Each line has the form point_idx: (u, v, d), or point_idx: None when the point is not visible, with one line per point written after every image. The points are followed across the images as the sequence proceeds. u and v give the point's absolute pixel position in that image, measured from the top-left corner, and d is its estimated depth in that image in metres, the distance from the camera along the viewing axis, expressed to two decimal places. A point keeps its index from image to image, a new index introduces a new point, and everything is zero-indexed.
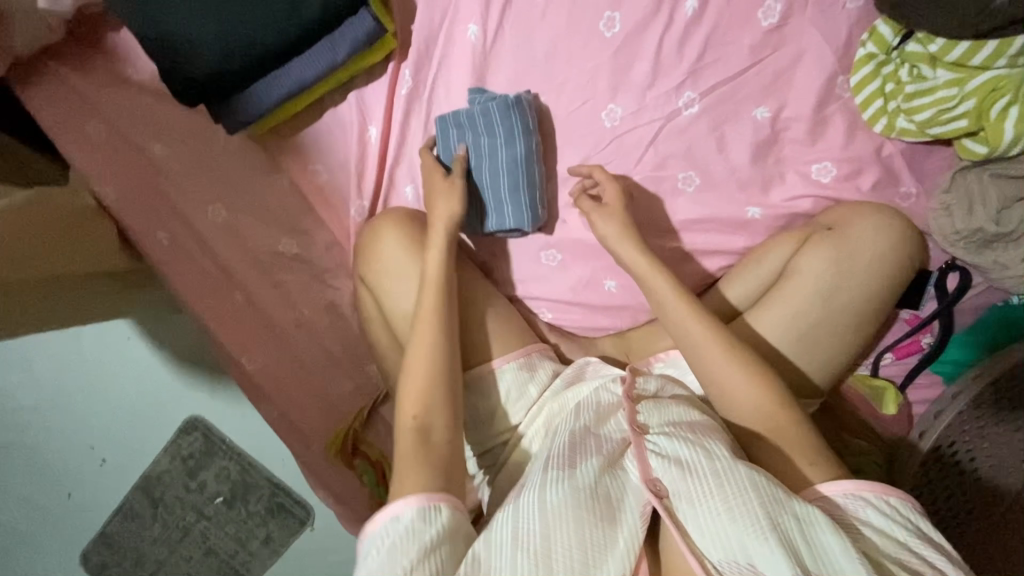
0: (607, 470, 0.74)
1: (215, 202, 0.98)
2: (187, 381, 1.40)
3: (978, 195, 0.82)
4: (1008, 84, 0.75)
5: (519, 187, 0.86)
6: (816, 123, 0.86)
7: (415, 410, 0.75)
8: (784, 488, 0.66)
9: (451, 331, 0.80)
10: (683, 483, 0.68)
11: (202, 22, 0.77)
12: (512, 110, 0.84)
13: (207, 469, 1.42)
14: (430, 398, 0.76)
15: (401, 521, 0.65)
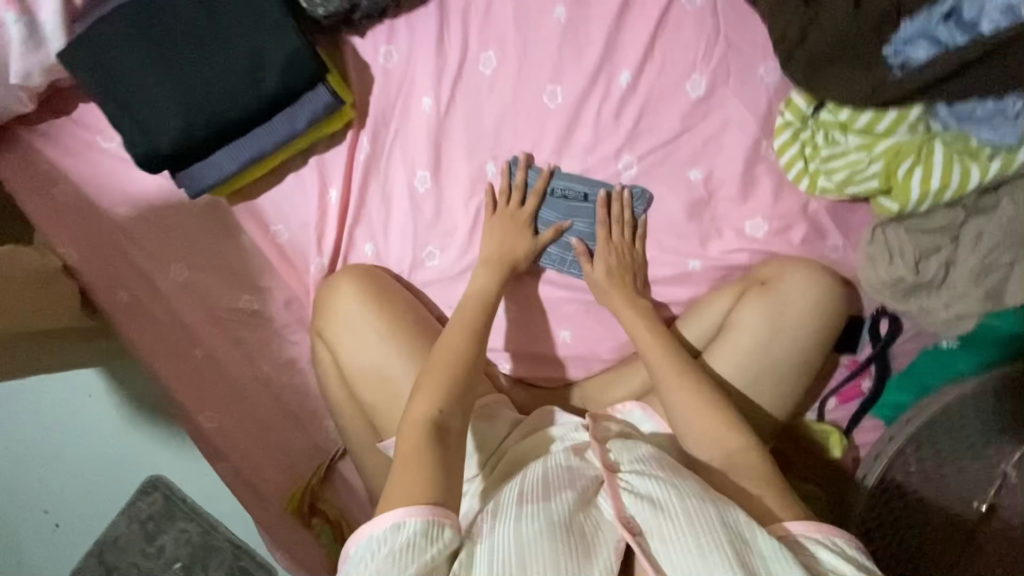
0: (581, 507, 0.70)
1: (177, 261, 1.00)
2: (134, 444, 1.32)
3: (899, 248, 0.88)
4: (910, 148, 0.83)
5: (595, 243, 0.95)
6: (745, 183, 0.92)
7: (436, 403, 0.75)
8: (752, 526, 0.64)
9: (481, 347, 0.83)
10: (654, 520, 0.65)
11: (168, 101, 0.82)
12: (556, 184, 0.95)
13: (166, 532, 1.37)
14: (451, 395, 0.77)
15: (404, 530, 0.63)
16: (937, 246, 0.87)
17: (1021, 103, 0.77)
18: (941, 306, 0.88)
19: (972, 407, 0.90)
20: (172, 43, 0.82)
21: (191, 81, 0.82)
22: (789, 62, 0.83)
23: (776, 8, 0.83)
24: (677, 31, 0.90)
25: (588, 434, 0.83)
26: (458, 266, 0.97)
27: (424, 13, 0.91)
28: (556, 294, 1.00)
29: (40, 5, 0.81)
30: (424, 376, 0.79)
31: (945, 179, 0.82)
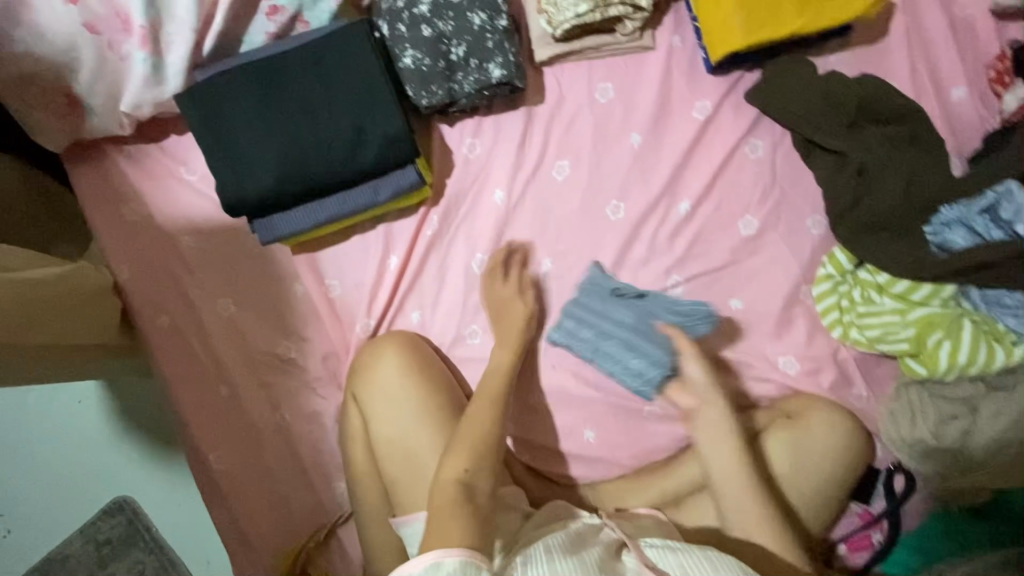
0: (607, 561, 0.74)
1: (225, 296, 1.02)
2: (116, 462, 1.26)
3: (922, 412, 0.92)
4: (941, 321, 0.89)
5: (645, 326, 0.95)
6: (782, 322, 0.97)
7: (465, 463, 0.78)
8: None
9: (505, 411, 0.88)
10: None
11: (267, 155, 0.87)
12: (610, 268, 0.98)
13: (120, 561, 1.25)
14: (480, 455, 0.80)
15: (442, 569, 0.63)
16: (959, 415, 0.91)
17: None
18: (960, 475, 0.90)
19: None
20: (281, 104, 0.88)
21: (293, 142, 0.87)
22: (838, 222, 0.91)
23: (830, 174, 0.92)
24: (738, 173, 0.98)
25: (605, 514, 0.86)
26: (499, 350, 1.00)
27: (511, 116, 0.99)
28: (587, 393, 1.02)
29: (169, 48, 0.86)
30: (456, 438, 0.82)
31: (971, 356, 0.87)
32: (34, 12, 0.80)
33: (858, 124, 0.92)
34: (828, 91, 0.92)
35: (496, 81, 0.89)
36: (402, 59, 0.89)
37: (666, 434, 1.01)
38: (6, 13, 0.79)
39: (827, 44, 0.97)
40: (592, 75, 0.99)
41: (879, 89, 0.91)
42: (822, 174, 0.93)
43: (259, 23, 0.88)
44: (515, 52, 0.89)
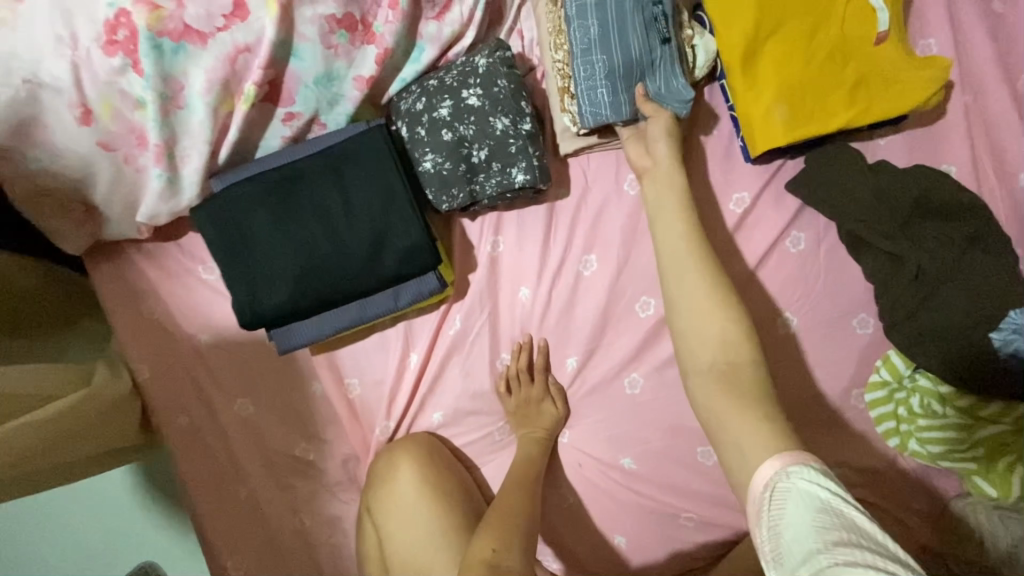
0: None
1: (243, 396, 0.99)
2: None
3: (987, 537, 0.82)
4: (1014, 443, 0.83)
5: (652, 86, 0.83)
6: (828, 428, 0.91)
7: (493, 543, 0.82)
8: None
9: (534, 490, 0.90)
10: None
11: (283, 266, 0.84)
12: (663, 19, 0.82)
13: None
14: (507, 534, 0.83)
15: None
16: None
17: None
18: None
19: None
20: (298, 212, 0.85)
21: (310, 253, 0.84)
22: (892, 329, 0.85)
23: (884, 275, 0.85)
24: (778, 268, 0.91)
25: None
26: (523, 456, 0.95)
27: (533, 211, 0.95)
28: (617, 497, 0.96)
29: (185, 160, 0.83)
30: (486, 516, 0.87)
31: None
32: (48, 134, 0.79)
33: (915, 221, 0.85)
34: (878, 187, 0.85)
35: (520, 185, 0.84)
36: (423, 163, 0.86)
37: (702, 543, 0.96)
38: (20, 137, 0.78)
39: (875, 133, 0.90)
40: (619, 166, 0.94)
41: (934, 185, 0.84)
42: (875, 273, 0.86)
43: (275, 127, 0.86)
44: (540, 155, 0.84)
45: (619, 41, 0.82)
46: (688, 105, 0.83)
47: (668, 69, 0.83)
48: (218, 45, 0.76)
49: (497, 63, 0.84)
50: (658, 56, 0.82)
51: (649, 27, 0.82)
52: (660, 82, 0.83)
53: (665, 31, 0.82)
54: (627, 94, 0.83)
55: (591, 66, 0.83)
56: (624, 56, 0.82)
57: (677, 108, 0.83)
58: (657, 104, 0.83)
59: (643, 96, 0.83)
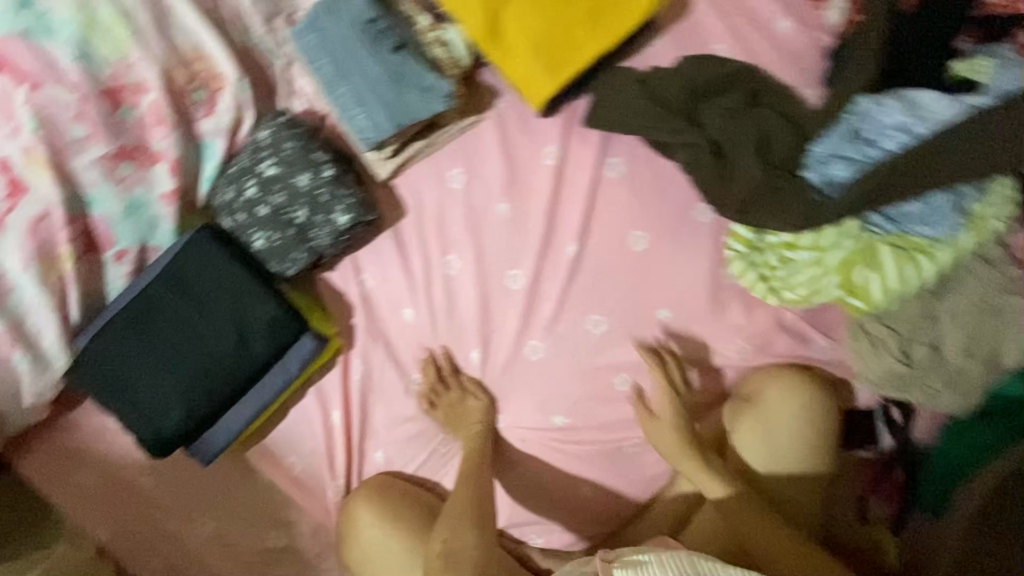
0: None
1: (202, 514, 1.03)
2: None
3: (886, 343, 0.89)
4: (860, 257, 0.86)
5: (409, 88, 0.84)
6: (713, 312, 0.97)
7: (443, 537, 0.91)
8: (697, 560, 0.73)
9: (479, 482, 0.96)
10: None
11: (170, 386, 0.89)
12: (390, 33, 0.85)
13: None
14: (458, 530, 0.91)
15: None
16: (920, 331, 0.88)
17: (942, 197, 0.82)
18: (949, 389, 0.88)
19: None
20: (163, 334, 0.89)
21: (189, 364, 0.89)
22: (720, 207, 0.89)
23: (693, 163, 0.90)
24: (610, 197, 0.97)
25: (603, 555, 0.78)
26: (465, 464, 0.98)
27: (381, 239, 0.99)
28: (567, 453, 1.01)
29: (41, 334, 0.88)
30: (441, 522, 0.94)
31: (901, 279, 0.85)
32: None
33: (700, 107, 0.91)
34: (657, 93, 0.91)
35: (346, 225, 0.88)
36: (255, 243, 0.91)
37: (658, 458, 1.01)
38: None
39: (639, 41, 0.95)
40: (438, 165, 0.98)
41: (700, 69, 0.91)
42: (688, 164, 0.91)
43: (112, 270, 0.90)
44: (352, 191, 0.88)
45: (355, 71, 0.85)
46: (450, 88, 0.84)
47: (414, 72, 0.84)
48: (17, 225, 0.83)
49: (280, 130, 0.88)
50: (398, 66, 0.84)
51: (375, 47, 0.84)
52: (416, 84, 0.84)
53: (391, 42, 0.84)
54: (389, 108, 0.84)
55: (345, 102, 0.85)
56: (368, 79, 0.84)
57: (440, 101, 0.84)
58: (421, 104, 0.84)
59: (407, 104, 0.84)
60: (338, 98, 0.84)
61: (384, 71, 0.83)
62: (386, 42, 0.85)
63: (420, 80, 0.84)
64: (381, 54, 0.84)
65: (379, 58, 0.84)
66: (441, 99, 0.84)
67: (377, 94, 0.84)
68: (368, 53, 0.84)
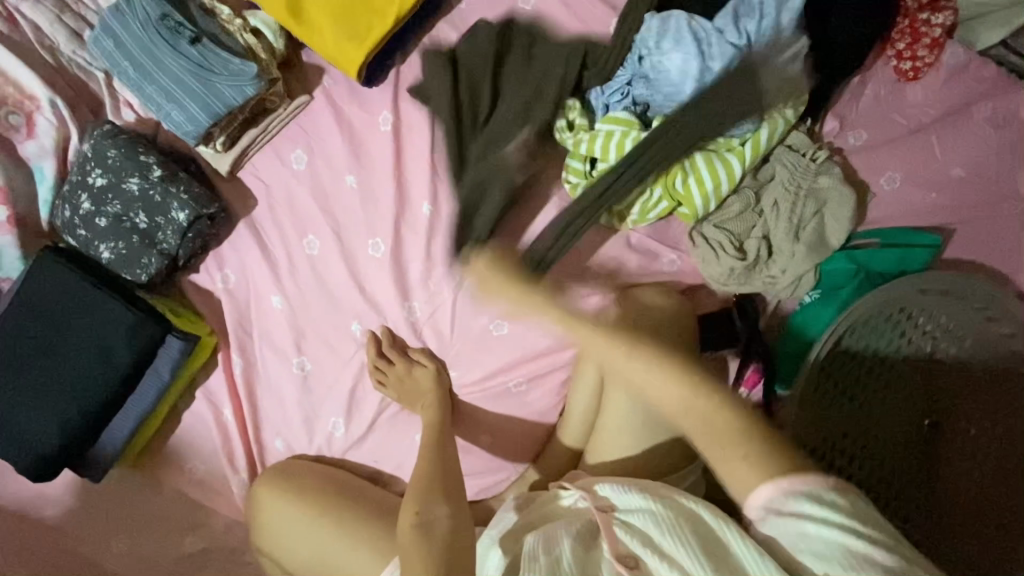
0: (580, 550, 0.78)
1: (114, 537, 1.02)
2: None
3: (719, 244, 0.94)
4: (675, 168, 0.92)
5: (213, 74, 0.91)
6: (570, 243, 1.00)
7: (415, 507, 0.81)
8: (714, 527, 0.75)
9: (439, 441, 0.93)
10: (643, 548, 0.75)
11: (42, 413, 0.89)
12: (186, 28, 0.92)
13: None
14: (427, 493, 0.83)
15: None
16: (750, 225, 0.95)
17: (737, 96, 0.89)
18: (782, 272, 0.94)
19: (870, 338, 0.93)
20: (24, 361, 0.90)
21: (53, 385, 0.89)
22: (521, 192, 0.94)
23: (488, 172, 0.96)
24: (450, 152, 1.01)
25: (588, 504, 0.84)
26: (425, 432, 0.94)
27: (238, 233, 1.02)
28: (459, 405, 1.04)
29: None
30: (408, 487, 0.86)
31: (715, 178, 0.91)
32: None
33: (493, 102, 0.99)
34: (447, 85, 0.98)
35: (189, 220, 0.92)
36: (104, 256, 0.92)
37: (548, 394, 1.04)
38: None
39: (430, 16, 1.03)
40: (281, 154, 1.01)
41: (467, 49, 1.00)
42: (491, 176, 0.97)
43: None
44: (187, 188, 0.92)
45: (159, 68, 0.91)
46: (256, 70, 0.92)
47: (217, 60, 0.92)
48: None
49: (101, 140, 0.91)
50: (198, 56, 0.92)
51: (173, 43, 0.91)
52: (219, 70, 0.92)
53: (188, 36, 0.92)
54: (197, 96, 0.91)
55: (159, 98, 0.92)
56: (175, 73, 0.91)
57: (246, 80, 0.92)
58: (228, 85, 0.91)
59: (216, 88, 0.91)
60: (153, 95, 0.92)
61: (187, 63, 0.91)
62: (183, 38, 0.92)
63: (223, 65, 0.92)
64: (180, 48, 0.92)
65: (179, 52, 0.91)
66: (246, 77, 0.92)
67: (185, 83, 0.91)
68: (167, 49, 0.91)
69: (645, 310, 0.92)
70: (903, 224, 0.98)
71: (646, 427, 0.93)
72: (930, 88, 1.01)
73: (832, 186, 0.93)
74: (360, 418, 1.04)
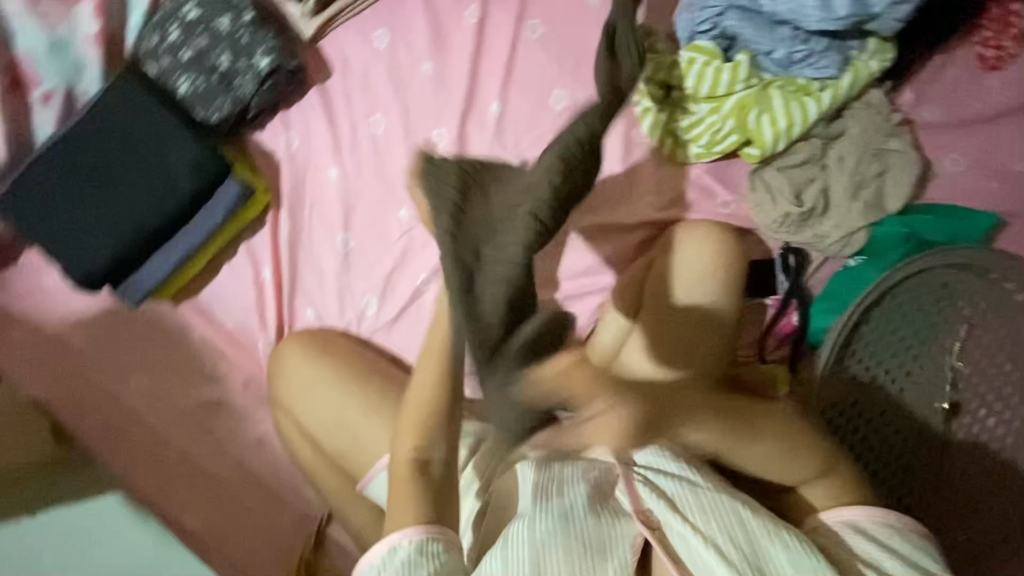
0: (597, 500, 0.80)
1: (137, 372, 1.05)
2: None
3: (778, 189, 0.96)
4: (751, 101, 0.93)
5: None
6: (630, 167, 1.01)
7: (413, 444, 0.79)
8: (737, 503, 0.80)
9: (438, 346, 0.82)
10: (669, 511, 0.79)
11: (94, 226, 0.91)
12: None
13: None
14: (425, 431, 0.79)
15: (398, 554, 0.75)
16: (810, 177, 0.95)
17: (823, 41, 0.91)
18: (834, 227, 0.95)
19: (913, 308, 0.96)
20: (85, 173, 0.91)
21: (112, 201, 0.92)
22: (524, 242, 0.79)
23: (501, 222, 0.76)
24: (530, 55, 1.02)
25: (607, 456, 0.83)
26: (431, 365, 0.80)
27: (308, 99, 1.03)
28: None
29: None
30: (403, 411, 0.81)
31: (789, 117, 0.92)
32: None
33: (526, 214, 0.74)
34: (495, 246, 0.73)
35: (268, 69, 0.94)
36: (180, 88, 0.94)
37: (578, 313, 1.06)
38: None
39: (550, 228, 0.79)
40: (364, 29, 1.03)
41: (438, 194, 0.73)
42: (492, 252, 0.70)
43: (40, 113, 0.93)
44: (273, 37, 0.94)
45: None
46: None
47: None
48: None
49: None
50: None
51: None
52: None
53: None
54: None
55: None
56: None
57: None
58: None
59: None
60: None
61: None
62: None
63: None
64: None
65: None
66: None
67: None
68: None
69: (691, 249, 0.95)
70: (958, 204, 0.99)
71: (677, 353, 0.92)
72: (1015, 79, 1.00)
73: (900, 150, 0.94)
74: (394, 303, 1.05)
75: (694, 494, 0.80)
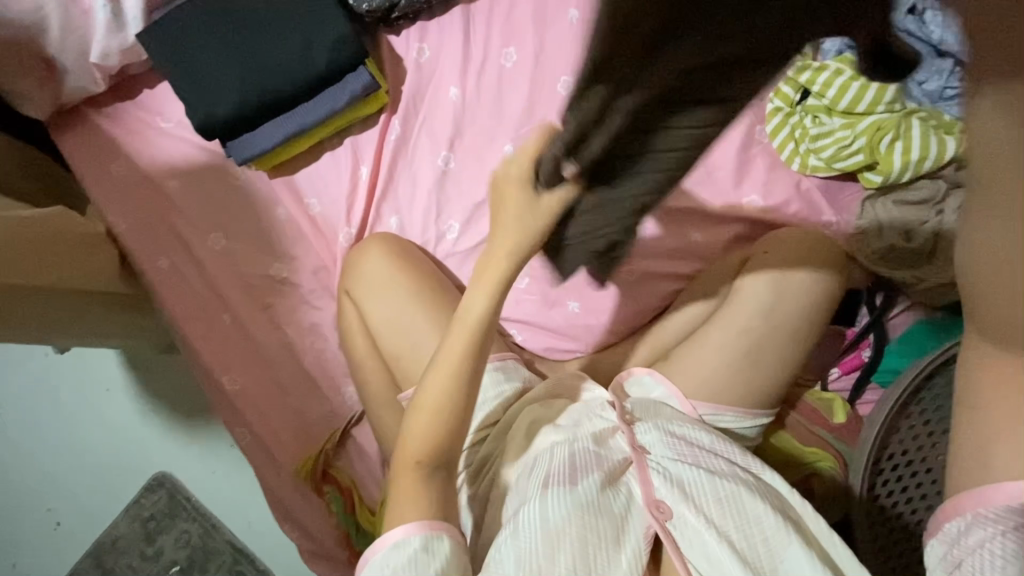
0: (608, 485, 0.78)
1: (216, 230, 1.06)
2: (170, 422, 1.35)
3: (886, 219, 0.97)
4: (888, 125, 0.94)
5: None
6: (741, 164, 1.03)
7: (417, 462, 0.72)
8: (755, 503, 0.75)
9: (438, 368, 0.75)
10: (681, 500, 0.76)
11: (229, 79, 0.96)
12: None
13: (167, 533, 1.33)
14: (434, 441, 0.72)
15: (404, 544, 0.68)
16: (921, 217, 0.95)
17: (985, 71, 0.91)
18: (934, 272, 0.94)
19: None
20: (235, 31, 0.97)
21: (249, 60, 0.97)
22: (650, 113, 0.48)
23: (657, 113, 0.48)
24: None
25: (626, 441, 0.82)
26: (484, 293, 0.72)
27: (450, 17, 1.06)
28: (569, 264, 1.04)
29: None
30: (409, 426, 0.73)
31: (924, 150, 0.93)
32: None
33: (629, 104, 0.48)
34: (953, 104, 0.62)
35: None
36: None
37: (649, 293, 1.03)
38: None
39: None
40: None
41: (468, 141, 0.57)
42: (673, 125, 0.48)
43: None
44: None
45: None
46: None
47: None
48: None
49: None
50: None
51: None
52: None
53: None
54: None
55: None
56: None
57: None
58: None
59: None
60: None
61: None
62: None
63: None
64: None
65: None
66: None
67: None
68: None
69: (787, 259, 0.93)
70: None
71: (750, 352, 0.91)
72: None
73: None
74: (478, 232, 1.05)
75: (708, 486, 0.77)
